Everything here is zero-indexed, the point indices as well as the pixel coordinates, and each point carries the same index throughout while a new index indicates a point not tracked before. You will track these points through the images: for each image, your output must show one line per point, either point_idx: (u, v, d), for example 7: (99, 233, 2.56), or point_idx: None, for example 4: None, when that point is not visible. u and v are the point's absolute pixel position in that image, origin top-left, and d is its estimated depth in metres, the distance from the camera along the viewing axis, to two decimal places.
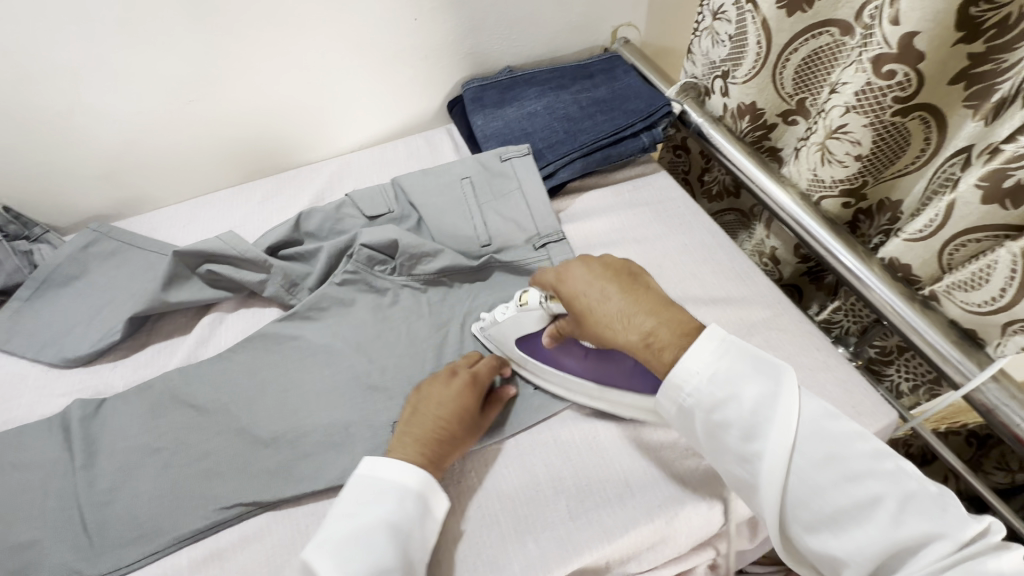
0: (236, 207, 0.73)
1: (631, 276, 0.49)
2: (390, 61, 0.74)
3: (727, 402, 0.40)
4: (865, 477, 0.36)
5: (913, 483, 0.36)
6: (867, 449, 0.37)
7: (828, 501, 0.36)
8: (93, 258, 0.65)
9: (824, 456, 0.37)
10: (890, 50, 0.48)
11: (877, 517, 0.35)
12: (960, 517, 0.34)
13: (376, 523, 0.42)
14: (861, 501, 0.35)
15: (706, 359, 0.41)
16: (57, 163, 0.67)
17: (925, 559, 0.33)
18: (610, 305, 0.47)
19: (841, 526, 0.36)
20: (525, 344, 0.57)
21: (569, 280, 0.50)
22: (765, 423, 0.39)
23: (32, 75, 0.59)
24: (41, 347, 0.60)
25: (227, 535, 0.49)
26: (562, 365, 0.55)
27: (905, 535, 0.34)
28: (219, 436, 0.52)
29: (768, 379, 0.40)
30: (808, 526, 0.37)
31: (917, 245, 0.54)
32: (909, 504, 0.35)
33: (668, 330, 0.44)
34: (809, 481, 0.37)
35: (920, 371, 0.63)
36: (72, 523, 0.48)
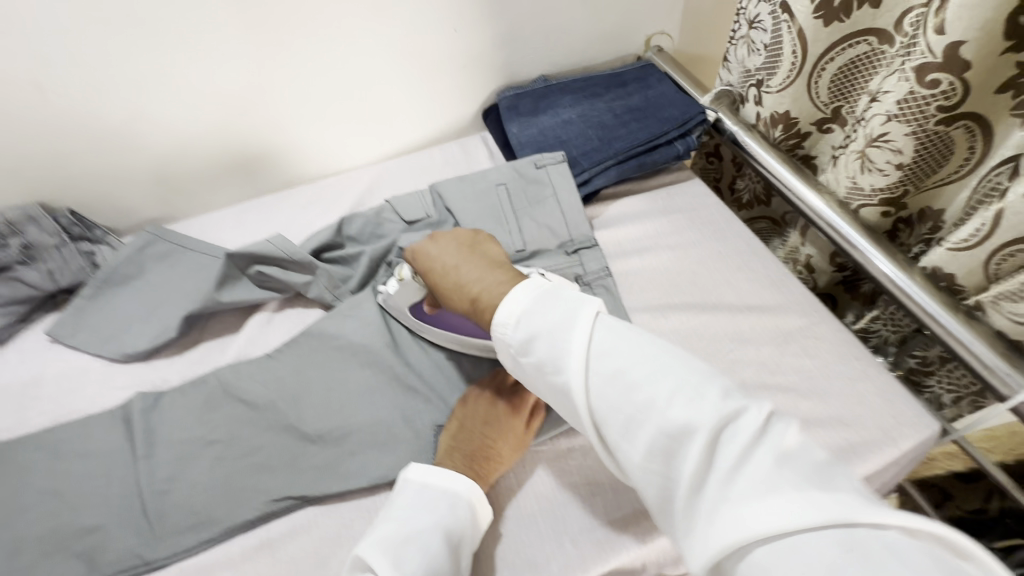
0: (280, 212, 0.76)
1: (476, 245, 0.54)
2: (430, 69, 0.77)
3: (534, 340, 0.42)
4: (643, 383, 0.37)
5: (689, 379, 0.37)
6: (649, 356, 0.39)
7: (622, 412, 0.37)
8: (149, 260, 0.68)
9: (610, 369, 0.39)
10: (934, 58, 0.48)
11: (655, 417, 0.36)
12: (716, 401, 0.35)
13: (429, 524, 0.45)
14: (642, 405, 0.37)
15: (517, 305, 0.44)
16: (118, 168, 0.71)
17: (694, 458, 0.34)
18: (454, 271, 0.51)
19: (634, 433, 0.37)
20: (417, 313, 0.59)
21: (426, 253, 0.54)
22: (561, 353, 0.40)
23: (102, 86, 0.63)
24: (103, 343, 0.63)
25: (276, 525, 0.52)
26: (449, 324, 0.58)
27: (672, 424, 0.35)
28: (269, 430, 0.55)
29: (565, 314, 0.42)
30: (617, 438, 0.38)
31: (962, 255, 0.54)
32: (674, 394, 0.36)
33: (495, 285, 0.47)
34: (604, 397, 0.38)
35: (963, 382, 0.62)
36: (135, 510, 0.51)
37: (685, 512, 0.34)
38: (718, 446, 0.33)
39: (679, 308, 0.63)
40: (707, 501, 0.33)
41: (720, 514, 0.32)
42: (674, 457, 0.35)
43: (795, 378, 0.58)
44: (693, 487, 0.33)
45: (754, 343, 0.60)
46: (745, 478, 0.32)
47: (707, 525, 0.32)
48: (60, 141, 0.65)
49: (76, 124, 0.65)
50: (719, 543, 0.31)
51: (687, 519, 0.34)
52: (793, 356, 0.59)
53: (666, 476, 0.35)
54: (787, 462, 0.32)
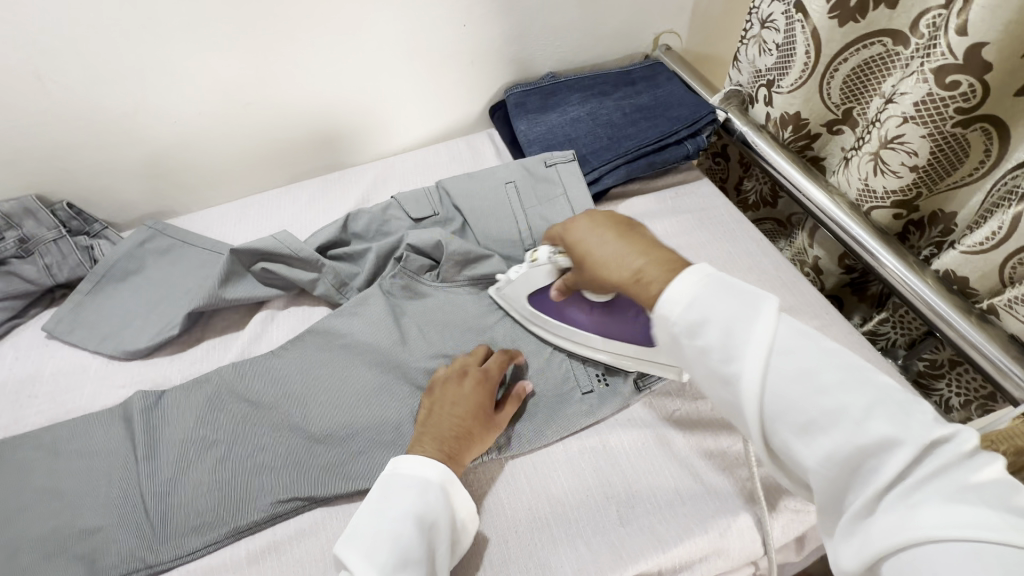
0: (283, 208, 0.75)
1: (630, 224, 0.46)
2: (437, 65, 0.76)
3: (706, 324, 0.36)
4: (834, 387, 0.32)
5: (888, 392, 0.32)
6: (840, 361, 0.33)
7: (799, 412, 0.32)
8: (149, 254, 0.67)
9: (796, 369, 0.33)
10: (953, 60, 0.48)
11: (844, 425, 0.31)
12: (921, 421, 0.30)
13: (400, 514, 0.43)
14: (830, 411, 0.31)
15: (687, 287, 0.37)
16: (118, 161, 0.69)
17: (886, 468, 0.29)
18: (605, 250, 0.45)
19: (811, 435, 0.32)
20: (537, 303, 0.58)
21: (572, 229, 0.48)
22: (741, 342, 0.34)
23: (103, 76, 0.61)
24: (102, 339, 0.62)
25: (284, 528, 0.51)
26: (571, 317, 0.57)
27: (866, 437, 0.30)
28: (276, 431, 0.54)
29: (746, 302, 0.35)
30: (787, 433, 0.33)
31: (976, 257, 0.54)
32: (876, 405, 0.31)
33: (659, 265, 0.41)
34: (782, 396, 0.33)
35: (973, 386, 0.62)
36: (136, 511, 0.50)
37: (849, 520, 0.30)
38: (919, 464, 0.29)
39: None
40: (882, 510, 0.29)
41: (891, 514, 0.28)
42: (853, 466, 0.30)
43: None
44: (867, 496, 0.29)
45: None
46: (934, 491, 0.28)
47: (872, 526, 0.29)
48: (58, 133, 0.64)
49: (77, 115, 0.63)
50: (886, 544, 0.28)
51: (846, 525, 0.30)
52: None
53: (843, 481, 0.31)
54: (984, 490, 0.28)
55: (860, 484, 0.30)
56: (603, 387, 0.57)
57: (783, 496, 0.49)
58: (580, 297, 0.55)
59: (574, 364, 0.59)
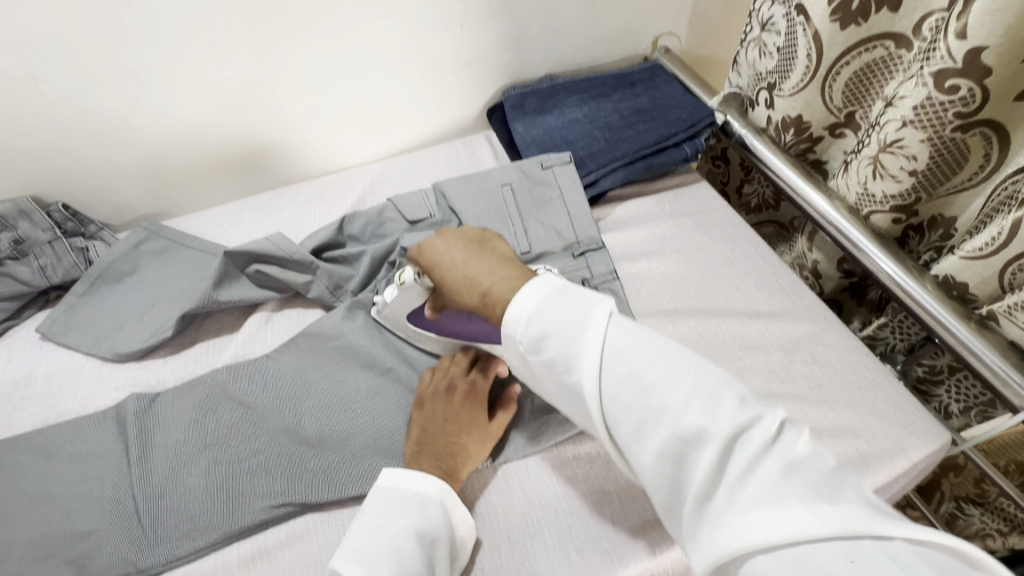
0: (280, 209, 0.75)
1: (484, 240, 0.48)
2: (434, 67, 0.75)
3: (547, 340, 0.39)
4: (658, 386, 0.35)
5: (704, 383, 0.35)
6: (666, 356, 0.37)
7: (630, 412, 0.36)
8: (144, 256, 0.67)
9: (625, 370, 0.37)
10: (953, 64, 0.47)
11: (669, 421, 0.34)
12: (732, 408, 0.33)
13: (401, 530, 0.43)
14: (655, 409, 0.35)
15: (529, 305, 0.40)
16: (114, 162, 0.69)
17: (705, 463, 0.32)
18: (458, 268, 0.47)
19: (644, 434, 0.35)
20: (416, 320, 0.57)
21: (428, 248, 0.49)
22: (574, 353, 0.38)
23: (98, 77, 0.61)
24: (95, 341, 0.62)
25: (274, 533, 0.50)
26: (451, 330, 0.56)
27: (685, 430, 0.33)
28: (268, 434, 0.53)
29: (577, 313, 0.39)
30: (629, 437, 0.36)
31: (976, 263, 0.53)
32: (691, 398, 0.34)
33: (509, 281, 0.43)
34: (617, 399, 0.37)
35: (972, 392, 0.62)
36: (127, 515, 0.49)
37: (692, 520, 0.33)
38: (732, 454, 0.32)
39: (686, 313, 0.62)
40: (715, 508, 0.32)
41: (726, 519, 0.31)
42: (682, 461, 0.34)
43: (805, 386, 0.57)
44: (699, 493, 0.32)
45: (763, 351, 0.59)
46: (757, 488, 0.31)
47: (712, 530, 0.31)
48: (53, 134, 0.63)
49: (69, 117, 0.63)
50: (723, 549, 0.30)
51: (689, 523, 0.33)
52: (802, 363, 0.58)
53: (676, 479, 0.34)
54: (796, 473, 0.31)
55: (691, 477, 0.33)
56: None
57: None
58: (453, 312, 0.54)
59: None
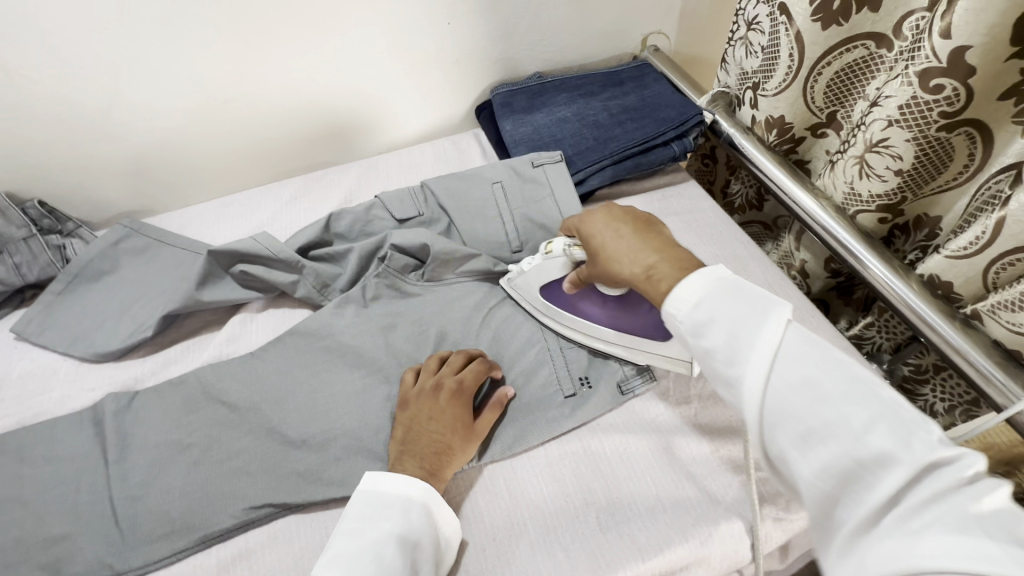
0: (264, 206, 0.73)
1: (651, 223, 0.47)
2: (422, 63, 0.75)
3: (712, 327, 0.35)
4: (838, 399, 0.30)
5: (898, 407, 0.29)
6: (850, 373, 0.31)
7: (798, 421, 0.31)
8: (125, 254, 0.65)
9: (801, 378, 0.31)
10: (938, 63, 0.48)
11: (843, 437, 0.29)
12: (930, 440, 0.27)
13: (382, 536, 0.43)
14: (832, 422, 0.29)
15: (696, 289, 0.37)
16: (91, 158, 0.67)
17: (883, 487, 0.27)
18: (622, 243, 0.46)
19: (809, 445, 0.30)
20: (549, 294, 0.59)
21: (588, 222, 0.50)
22: (745, 344, 0.33)
23: (72, 71, 0.59)
24: (73, 341, 0.60)
25: (256, 535, 0.49)
26: (585, 309, 0.57)
27: (865, 451, 0.28)
28: (251, 435, 0.52)
29: (755, 308, 0.34)
30: (786, 446, 0.31)
31: (960, 262, 0.54)
32: (881, 420, 0.28)
33: (672, 263, 0.41)
34: (785, 404, 0.31)
35: (957, 391, 0.62)
36: (104, 518, 0.48)
37: (843, 541, 0.28)
38: (916, 486, 0.27)
39: None
40: (876, 533, 0.27)
41: (889, 540, 0.26)
42: (850, 481, 0.28)
43: None
44: (862, 515, 0.28)
45: None
46: (936, 519, 0.26)
47: (869, 549, 0.27)
48: (27, 130, 0.62)
49: (45, 111, 0.61)
50: (881, 569, 0.26)
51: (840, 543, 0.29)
52: None
53: (835, 497, 0.29)
54: (986, 521, 0.25)
55: (854, 499, 0.28)
56: (586, 390, 0.56)
57: (772, 502, 0.49)
58: (593, 291, 0.56)
59: (556, 369, 0.57)
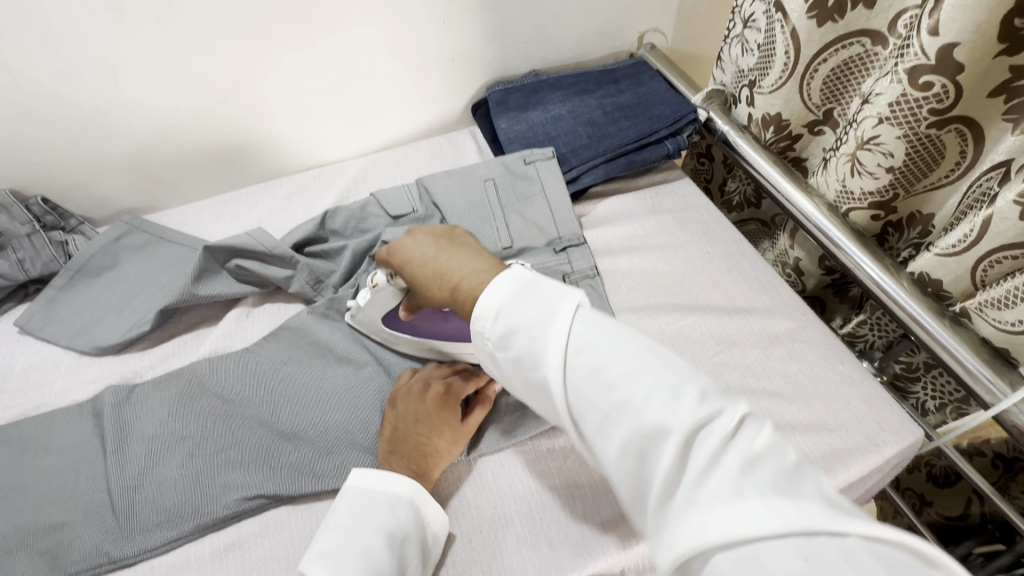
0: (262, 203, 0.75)
1: (455, 236, 0.46)
2: (418, 62, 0.75)
3: (514, 334, 0.36)
4: (620, 381, 0.32)
5: (669, 376, 0.32)
6: (627, 350, 0.34)
7: (596, 408, 0.33)
8: (124, 250, 0.67)
9: (589, 367, 0.33)
10: (927, 60, 0.48)
11: (630, 417, 0.31)
12: (692, 401, 0.30)
13: (370, 531, 0.44)
14: (618, 404, 0.32)
15: (498, 293, 0.37)
16: (91, 155, 0.68)
17: (664, 458, 0.30)
18: (427, 263, 0.45)
19: (607, 430, 0.32)
20: (390, 323, 0.57)
21: (397, 249, 0.48)
22: (541, 348, 0.34)
23: (72, 70, 0.60)
24: (74, 335, 0.61)
25: (248, 525, 0.50)
26: (424, 330, 0.56)
27: (647, 425, 0.30)
28: (245, 427, 0.53)
29: (546, 308, 0.35)
30: (596, 430, 0.33)
31: (949, 260, 0.54)
32: (656, 393, 0.31)
33: (478, 275, 0.40)
34: (582, 395, 0.33)
35: (947, 389, 0.62)
36: (101, 506, 0.49)
37: (657, 514, 0.30)
38: (688, 453, 0.29)
39: (665, 309, 0.62)
40: (676, 504, 0.29)
41: (686, 520, 0.28)
42: (645, 457, 0.31)
43: (780, 381, 0.57)
44: (660, 491, 0.29)
45: (741, 346, 0.59)
46: (716, 481, 0.28)
47: (671, 528, 0.28)
48: (29, 127, 0.63)
49: (47, 110, 0.62)
50: (687, 546, 0.27)
51: (654, 523, 0.30)
52: (779, 359, 0.58)
53: (641, 476, 0.31)
54: (758, 467, 0.28)
55: (651, 475, 0.30)
56: None
57: None
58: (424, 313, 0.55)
59: None
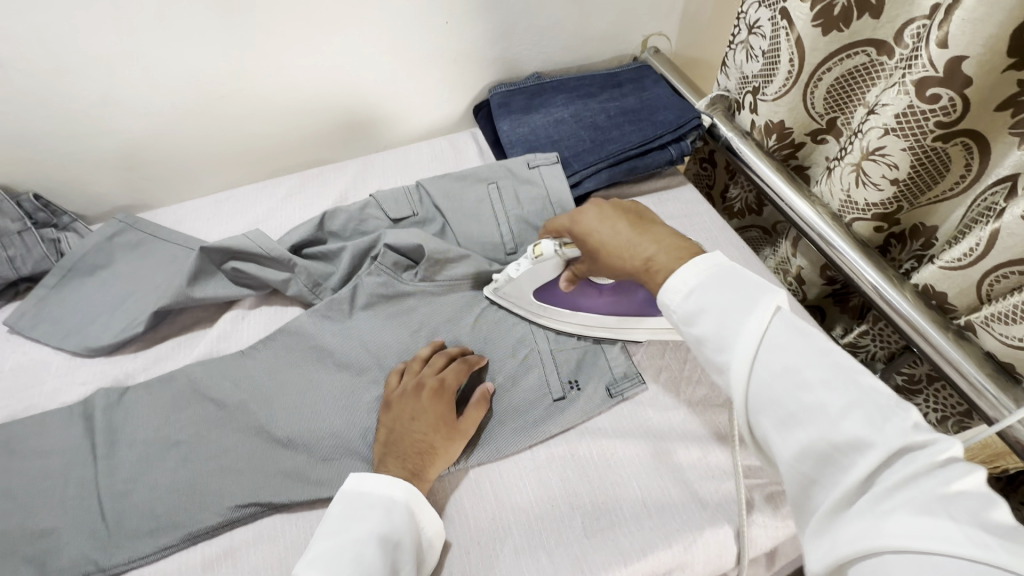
0: (260, 203, 0.73)
1: (642, 218, 0.50)
2: (420, 62, 0.74)
3: (703, 314, 0.38)
4: (818, 384, 0.32)
5: (874, 400, 0.31)
6: (831, 361, 0.33)
7: (782, 407, 0.33)
8: (118, 249, 0.66)
9: (783, 364, 0.34)
10: (935, 72, 0.47)
11: (821, 421, 0.31)
12: (901, 428, 0.29)
13: (365, 535, 0.43)
14: (811, 406, 0.32)
15: (692, 275, 0.41)
16: (85, 152, 0.67)
17: (856, 469, 0.29)
18: (619, 239, 0.48)
19: (789, 428, 0.33)
20: (544, 296, 0.58)
21: (582, 220, 0.52)
22: (732, 332, 0.36)
23: (65, 64, 0.59)
24: (65, 335, 0.60)
25: (241, 533, 0.49)
26: (580, 303, 0.57)
27: (842, 436, 0.30)
28: (239, 433, 0.52)
29: (747, 297, 0.37)
30: (771, 426, 0.34)
31: (954, 274, 0.53)
32: (855, 407, 0.31)
33: (671, 256, 0.44)
34: (767, 390, 0.34)
35: (950, 402, 0.62)
36: (90, 513, 0.48)
37: (821, 520, 0.30)
38: (887, 468, 0.29)
39: None
40: (854, 512, 0.29)
41: (860, 519, 0.28)
42: (827, 464, 0.31)
43: None
44: (838, 498, 0.30)
45: None
46: (908, 501, 0.27)
47: (838, 532, 0.29)
48: (20, 122, 0.62)
49: (40, 106, 0.61)
50: (853, 549, 0.28)
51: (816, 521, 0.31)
52: None
53: (813, 479, 0.31)
54: (957, 504, 0.27)
55: (832, 482, 0.30)
56: (576, 392, 0.56)
57: (756, 509, 0.49)
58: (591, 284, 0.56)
59: (546, 372, 0.57)
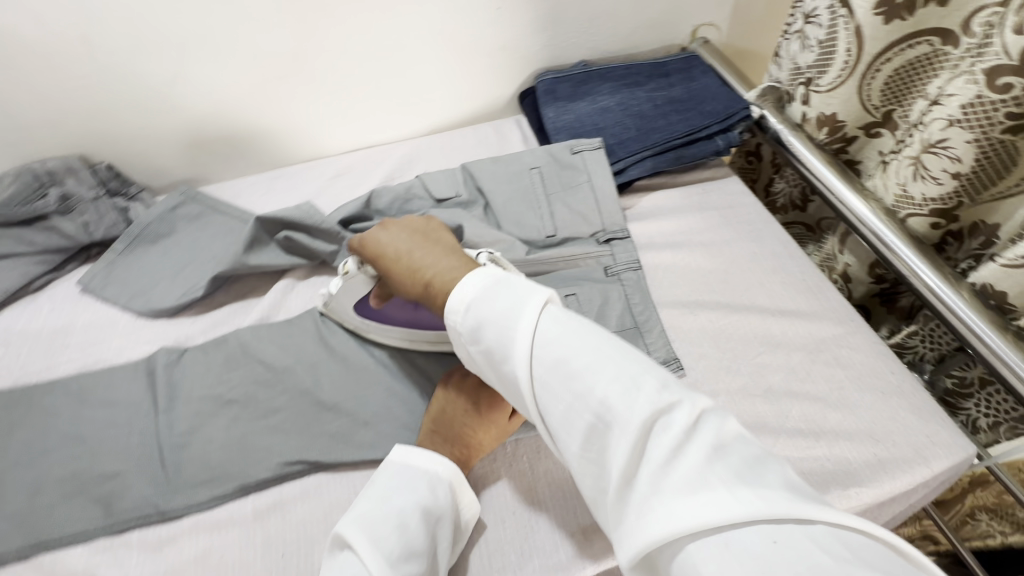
0: (310, 181, 0.76)
1: (428, 233, 0.52)
2: (470, 48, 0.76)
3: (483, 329, 0.39)
4: (586, 374, 0.35)
5: (628, 371, 0.35)
6: (591, 345, 0.37)
7: (558, 403, 0.36)
8: (180, 219, 0.69)
9: (553, 360, 0.36)
10: (1009, 60, 0.46)
11: (592, 406, 0.34)
12: (651, 392, 0.33)
13: (408, 507, 0.44)
14: (580, 395, 0.35)
15: (472, 292, 0.41)
16: (153, 126, 0.71)
17: (621, 448, 0.32)
18: (405, 258, 0.50)
19: (572, 421, 0.35)
20: (360, 311, 0.56)
21: (372, 242, 0.53)
22: (509, 344, 0.38)
23: (144, 42, 0.63)
24: (131, 297, 0.64)
25: (287, 489, 0.52)
26: (395, 321, 0.56)
27: (607, 418, 0.33)
28: (288, 395, 0.55)
29: (516, 304, 0.39)
30: (560, 422, 0.36)
31: (1017, 272, 0.51)
32: (615, 386, 0.34)
33: (446, 271, 0.46)
34: (547, 387, 0.36)
35: (1005, 407, 0.60)
36: (152, 461, 0.52)
37: (618, 505, 0.32)
38: (649, 441, 0.32)
39: (710, 307, 0.61)
40: (639, 494, 0.31)
41: (661, 504, 0.30)
42: (605, 446, 0.34)
43: (826, 387, 0.55)
44: (622, 477, 0.32)
45: (785, 349, 0.58)
46: (678, 475, 0.30)
47: (636, 523, 0.31)
48: (98, 96, 0.66)
49: (118, 81, 0.65)
50: (647, 535, 0.30)
51: (622, 504, 0.32)
52: (825, 365, 0.57)
53: (602, 466, 0.34)
54: (718, 460, 0.31)
55: (613, 465, 0.33)
56: None
57: None
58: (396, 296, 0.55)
59: None
